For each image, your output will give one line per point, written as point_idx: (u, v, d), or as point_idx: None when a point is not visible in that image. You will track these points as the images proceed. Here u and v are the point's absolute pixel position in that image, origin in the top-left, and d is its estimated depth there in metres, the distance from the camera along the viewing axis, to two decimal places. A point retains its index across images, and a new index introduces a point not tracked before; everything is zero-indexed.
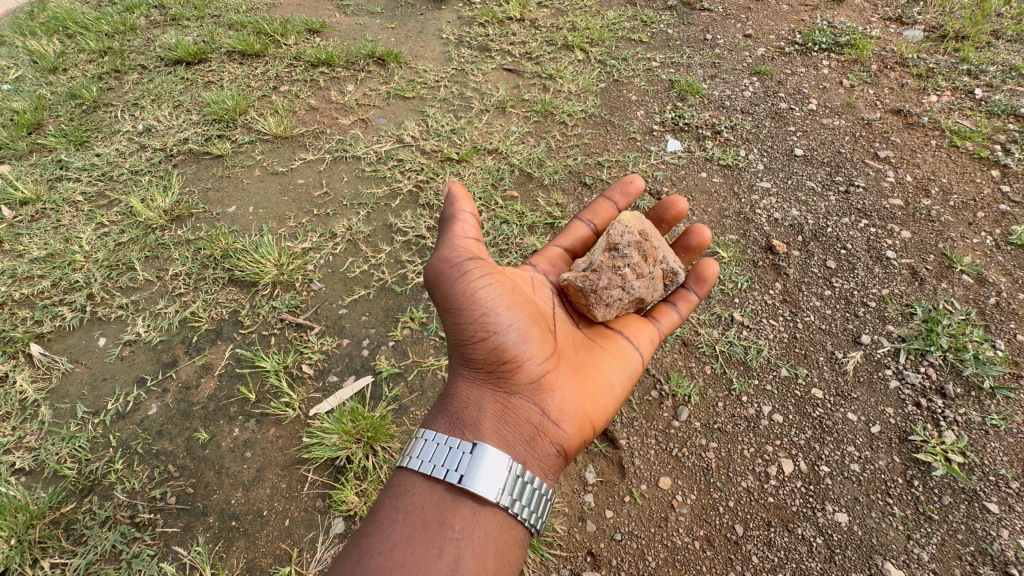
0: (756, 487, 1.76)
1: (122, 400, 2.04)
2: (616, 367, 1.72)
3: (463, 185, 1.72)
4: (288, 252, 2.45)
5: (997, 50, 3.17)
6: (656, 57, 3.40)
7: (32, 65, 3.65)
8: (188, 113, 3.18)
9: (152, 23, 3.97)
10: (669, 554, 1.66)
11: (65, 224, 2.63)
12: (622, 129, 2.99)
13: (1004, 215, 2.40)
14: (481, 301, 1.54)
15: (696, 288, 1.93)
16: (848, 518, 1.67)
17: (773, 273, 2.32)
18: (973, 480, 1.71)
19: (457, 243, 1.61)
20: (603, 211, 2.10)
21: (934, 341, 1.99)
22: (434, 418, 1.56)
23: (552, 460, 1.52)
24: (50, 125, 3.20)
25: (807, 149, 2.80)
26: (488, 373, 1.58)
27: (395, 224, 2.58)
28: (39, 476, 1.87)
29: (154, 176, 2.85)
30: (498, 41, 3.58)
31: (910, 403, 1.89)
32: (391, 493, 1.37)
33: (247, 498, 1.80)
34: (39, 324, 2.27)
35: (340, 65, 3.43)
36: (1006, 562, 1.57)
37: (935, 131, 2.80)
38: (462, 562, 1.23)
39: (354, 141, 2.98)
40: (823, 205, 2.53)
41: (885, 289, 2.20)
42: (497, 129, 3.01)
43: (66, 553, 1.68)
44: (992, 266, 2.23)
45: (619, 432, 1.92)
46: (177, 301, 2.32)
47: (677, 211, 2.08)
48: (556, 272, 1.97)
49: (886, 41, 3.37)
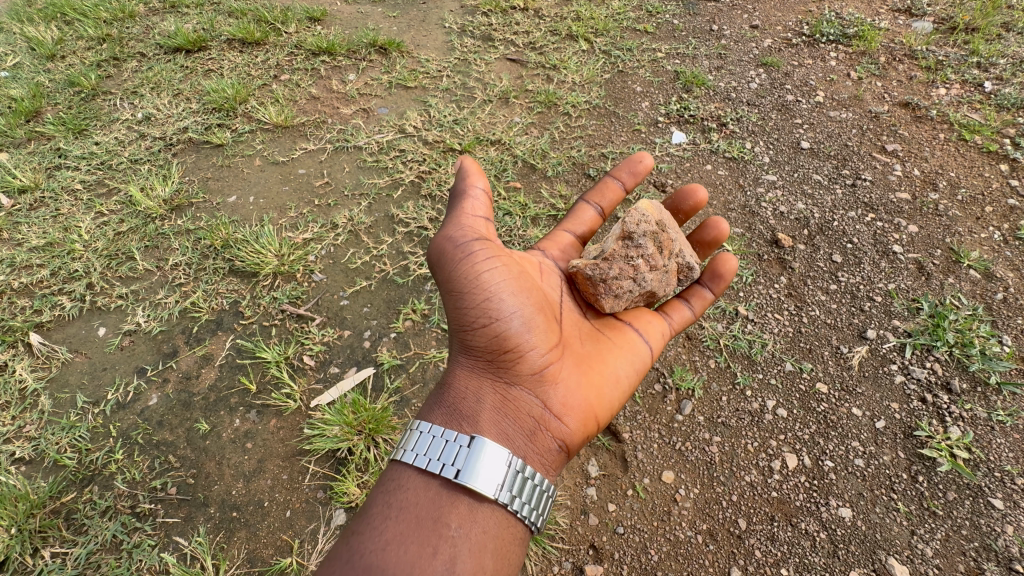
0: (760, 482, 1.75)
1: (123, 389, 2.02)
2: (622, 361, 1.70)
3: (474, 160, 1.70)
4: (289, 243, 2.42)
5: (1008, 42, 3.12)
6: (662, 48, 3.35)
7: (30, 51, 3.61)
8: (188, 101, 3.15)
9: (152, 10, 3.92)
10: (672, 548, 1.65)
11: (64, 213, 2.61)
12: (626, 121, 2.96)
13: (1012, 210, 2.37)
14: (485, 284, 1.52)
15: (711, 285, 1.89)
16: (852, 513, 1.66)
17: (778, 267, 2.30)
18: (978, 475, 1.70)
19: (464, 222, 1.59)
20: (610, 193, 2.07)
21: (941, 336, 1.98)
22: (432, 407, 1.54)
23: (553, 454, 1.51)
24: (48, 112, 3.16)
25: (813, 141, 2.77)
26: (489, 362, 1.56)
27: (397, 215, 2.56)
28: (39, 465, 1.86)
29: (154, 165, 2.83)
30: (501, 30, 3.54)
31: (916, 398, 1.88)
32: (385, 488, 1.35)
33: (248, 489, 1.79)
34: (39, 313, 2.25)
35: (341, 54, 3.40)
36: (1011, 558, 1.56)
37: (943, 124, 2.78)
38: (458, 561, 1.22)
39: (355, 131, 2.95)
40: (829, 199, 2.51)
41: (891, 284, 2.18)
42: (500, 119, 2.98)
43: (66, 542, 1.68)
44: (1000, 261, 2.21)
45: (622, 425, 1.91)
46: (177, 291, 2.30)
47: (695, 202, 2.05)
48: (566, 259, 1.95)
49: (895, 32, 3.33)
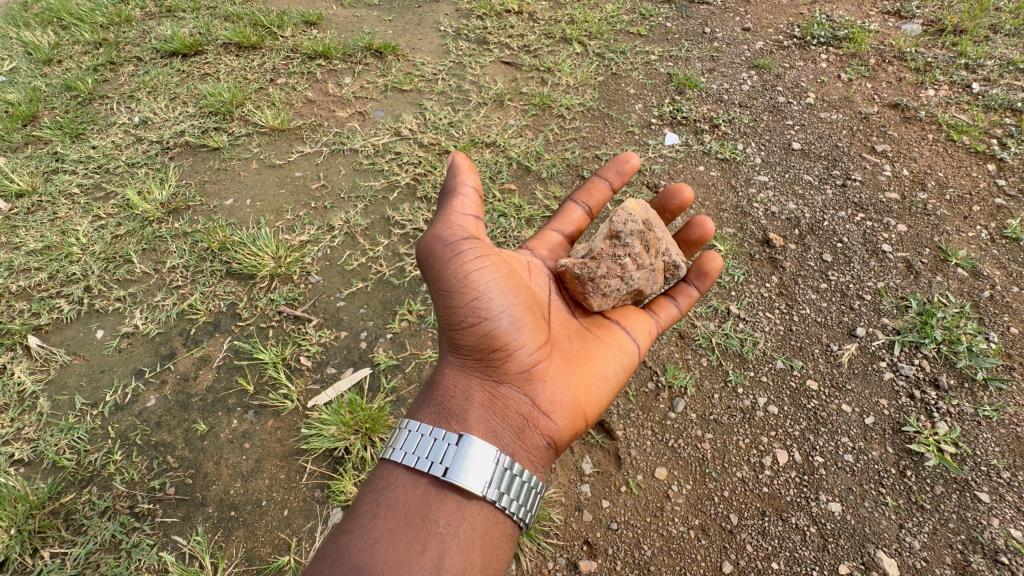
0: (751, 477, 1.78)
1: (121, 392, 2.04)
2: (611, 358, 1.73)
3: (465, 156, 1.71)
4: (287, 245, 2.44)
5: (995, 44, 3.17)
6: (655, 50, 3.39)
7: (27, 56, 3.63)
8: (185, 105, 3.17)
9: (148, 14, 3.94)
10: (665, 543, 1.68)
11: (62, 216, 2.63)
12: (620, 122, 2.99)
13: (999, 209, 2.41)
14: (473, 283, 1.54)
15: (697, 284, 1.92)
16: (841, 508, 1.69)
17: (770, 266, 2.33)
18: (964, 469, 1.73)
19: (454, 220, 1.61)
20: (597, 191, 2.10)
21: (928, 333, 2.01)
22: (421, 406, 1.57)
23: (542, 451, 1.54)
24: (45, 117, 3.18)
25: (804, 142, 2.81)
26: (477, 361, 1.58)
27: (393, 217, 2.58)
28: (39, 466, 1.87)
29: (152, 168, 2.84)
30: (497, 33, 3.57)
31: (904, 394, 1.91)
32: (374, 486, 1.37)
33: (247, 489, 1.81)
34: (37, 316, 2.27)
35: (337, 57, 3.42)
36: (997, 550, 1.59)
37: (932, 125, 2.82)
38: (446, 558, 1.24)
39: (351, 134, 2.98)
40: (820, 199, 2.55)
41: (880, 282, 2.22)
42: (496, 122, 3.01)
43: (66, 542, 1.70)
44: (987, 259, 2.25)
45: (615, 423, 1.94)
46: (175, 293, 2.32)
47: (682, 200, 2.09)
48: (554, 258, 1.98)
49: (885, 34, 3.38)
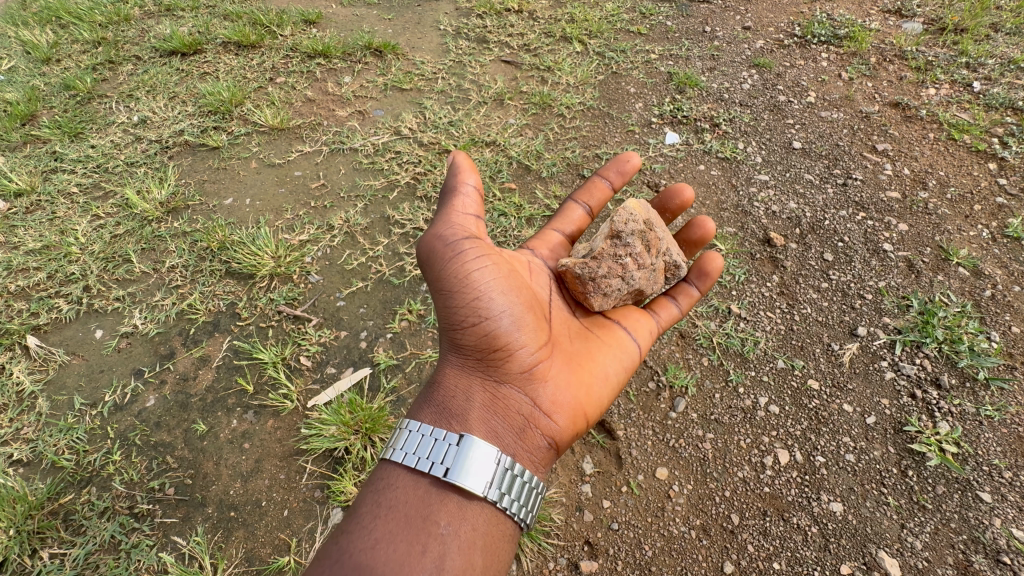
0: (753, 477, 1.77)
1: (120, 392, 2.03)
2: (612, 359, 1.72)
3: (466, 156, 1.70)
4: (286, 244, 2.43)
5: (996, 42, 3.17)
6: (655, 49, 3.38)
7: (25, 55, 3.62)
8: (184, 104, 3.16)
9: (146, 13, 3.93)
10: (666, 543, 1.67)
11: (60, 216, 2.62)
12: (620, 121, 2.98)
13: (1000, 208, 2.41)
14: (474, 283, 1.53)
15: (698, 284, 1.91)
16: (843, 508, 1.69)
17: (770, 265, 2.33)
18: (966, 469, 1.73)
19: (455, 220, 1.60)
20: (598, 191, 2.09)
21: (929, 333, 2.00)
22: (421, 407, 1.56)
23: (543, 451, 1.53)
24: (44, 116, 3.17)
25: (805, 141, 2.80)
26: (477, 361, 1.58)
27: (393, 217, 2.57)
28: (38, 467, 1.86)
29: (151, 168, 2.84)
30: (497, 32, 3.56)
31: (906, 394, 1.91)
32: (374, 487, 1.37)
33: (246, 489, 1.80)
34: (36, 316, 2.26)
35: (337, 56, 3.41)
36: (999, 550, 1.58)
37: (933, 124, 2.81)
38: (447, 559, 1.23)
39: (351, 133, 2.97)
40: (821, 198, 2.54)
41: (882, 281, 2.21)
42: (496, 121, 3.00)
43: (65, 543, 1.69)
44: (988, 258, 2.24)
45: (616, 423, 1.93)
46: (174, 293, 2.31)
47: (682, 200, 2.08)
48: (555, 257, 1.98)
49: (885, 33, 3.37)
